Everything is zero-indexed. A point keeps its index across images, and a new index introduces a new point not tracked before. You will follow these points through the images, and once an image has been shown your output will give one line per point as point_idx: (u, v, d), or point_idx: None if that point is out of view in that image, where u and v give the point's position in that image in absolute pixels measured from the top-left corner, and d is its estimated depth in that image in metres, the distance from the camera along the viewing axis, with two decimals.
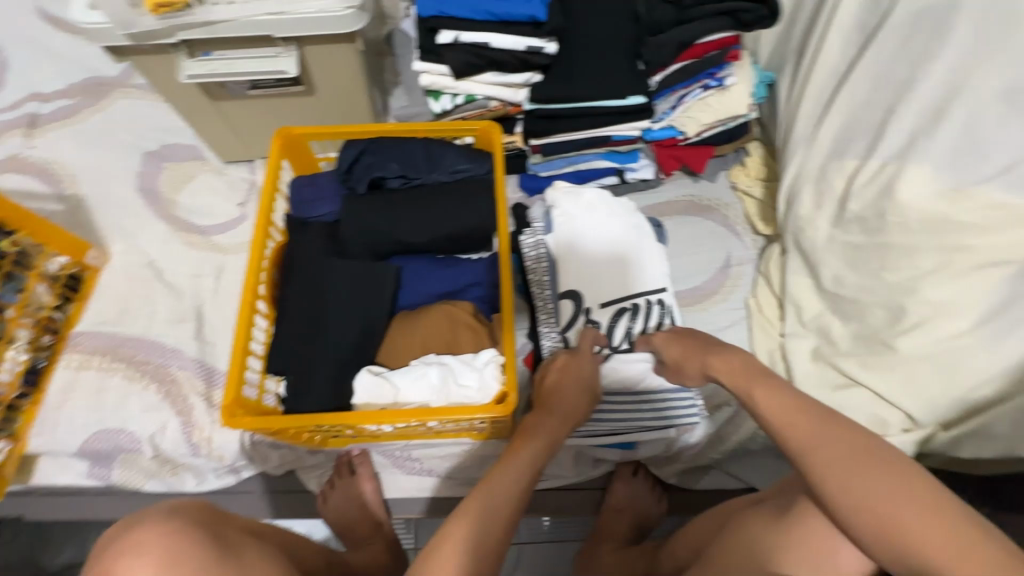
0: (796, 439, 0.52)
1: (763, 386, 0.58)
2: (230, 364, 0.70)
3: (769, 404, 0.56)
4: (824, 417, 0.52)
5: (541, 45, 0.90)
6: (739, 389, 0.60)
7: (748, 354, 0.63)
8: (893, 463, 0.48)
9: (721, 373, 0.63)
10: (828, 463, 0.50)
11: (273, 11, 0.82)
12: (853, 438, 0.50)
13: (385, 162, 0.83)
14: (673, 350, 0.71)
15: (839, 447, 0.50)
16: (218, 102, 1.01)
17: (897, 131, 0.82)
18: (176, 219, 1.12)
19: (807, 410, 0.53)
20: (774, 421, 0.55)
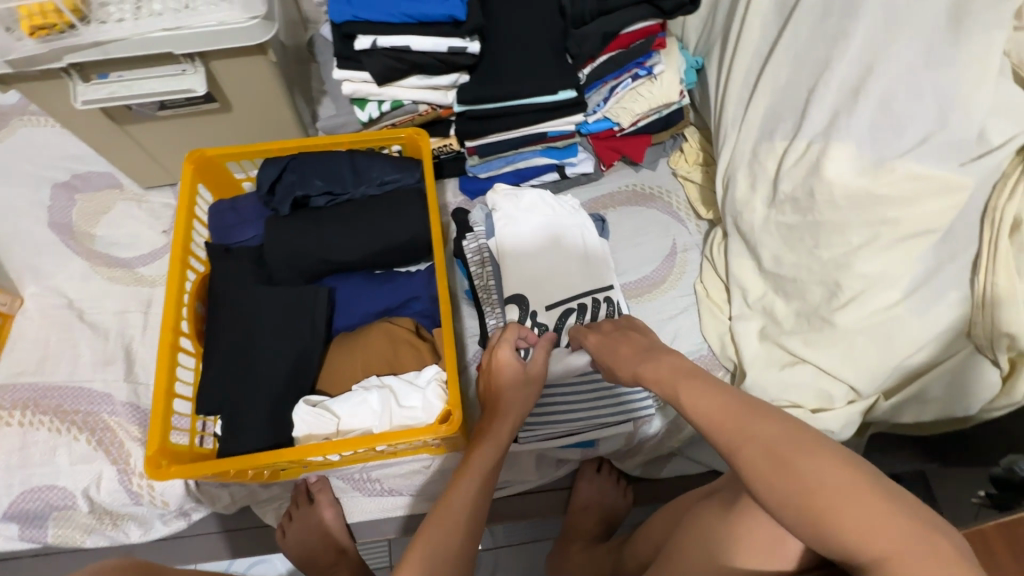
0: (722, 436, 0.51)
1: (689, 386, 0.57)
2: (151, 412, 0.66)
3: (694, 404, 0.55)
4: (747, 409, 0.52)
5: (464, 45, 0.88)
6: (667, 393, 0.59)
7: (675, 355, 0.63)
8: (813, 446, 0.47)
9: (651, 378, 0.62)
10: (752, 457, 0.49)
11: (166, 27, 0.77)
12: (775, 427, 0.50)
13: (308, 180, 0.80)
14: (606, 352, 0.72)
15: (762, 437, 0.49)
16: (127, 127, 0.95)
17: (819, 109, 0.82)
18: (95, 253, 1.05)
19: (729, 403, 0.53)
20: (701, 419, 0.54)
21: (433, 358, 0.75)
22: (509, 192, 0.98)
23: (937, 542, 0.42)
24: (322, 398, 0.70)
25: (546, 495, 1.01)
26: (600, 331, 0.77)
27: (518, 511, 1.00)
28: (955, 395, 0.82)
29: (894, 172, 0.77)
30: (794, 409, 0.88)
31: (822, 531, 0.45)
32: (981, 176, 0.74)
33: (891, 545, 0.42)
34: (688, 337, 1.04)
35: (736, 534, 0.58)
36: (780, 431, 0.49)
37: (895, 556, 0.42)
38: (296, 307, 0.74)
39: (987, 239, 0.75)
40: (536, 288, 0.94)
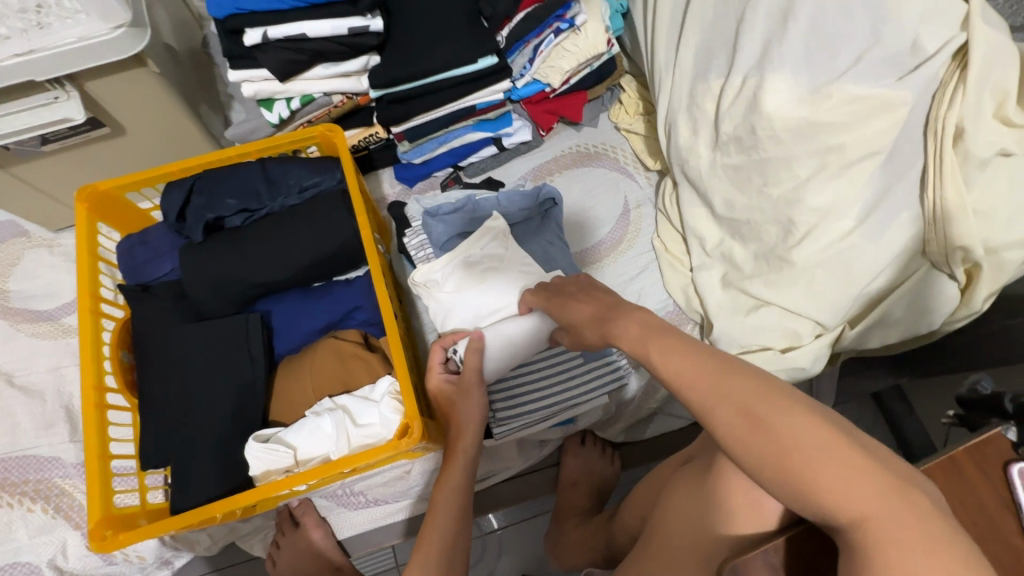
0: (695, 396, 0.48)
1: (660, 344, 0.51)
2: (86, 480, 0.61)
3: (668, 364, 0.50)
4: (721, 367, 0.48)
5: (365, 24, 0.80)
6: (638, 354, 0.53)
7: (644, 310, 0.56)
8: (787, 404, 0.45)
9: (622, 337, 0.55)
10: (727, 415, 0.46)
11: (19, 51, 0.68)
12: (752, 384, 0.46)
13: (219, 200, 0.74)
14: (579, 310, 0.63)
15: (739, 395, 0.46)
16: (10, 167, 0.85)
17: (750, 40, 0.78)
18: (13, 310, 0.97)
19: (701, 362, 0.49)
20: (672, 379, 0.49)
21: (386, 368, 0.71)
22: (427, 282, 0.83)
23: (912, 497, 0.41)
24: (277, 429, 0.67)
25: (536, 476, 1.00)
26: (577, 292, 0.66)
27: (510, 495, 0.99)
28: (916, 313, 0.82)
29: (831, 97, 0.74)
30: (764, 352, 0.88)
31: (799, 491, 0.43)
32: (919, 88, 0.71)
33: (869, 505, 0.41)
34: (653, 295, 1.01)
35: (719, 499, 0.56)
36: (755, 388, 0.46)
37: (872, 516, 0.40)
38: (226, 340, 0.69)
39: (932, 153, 0.72)
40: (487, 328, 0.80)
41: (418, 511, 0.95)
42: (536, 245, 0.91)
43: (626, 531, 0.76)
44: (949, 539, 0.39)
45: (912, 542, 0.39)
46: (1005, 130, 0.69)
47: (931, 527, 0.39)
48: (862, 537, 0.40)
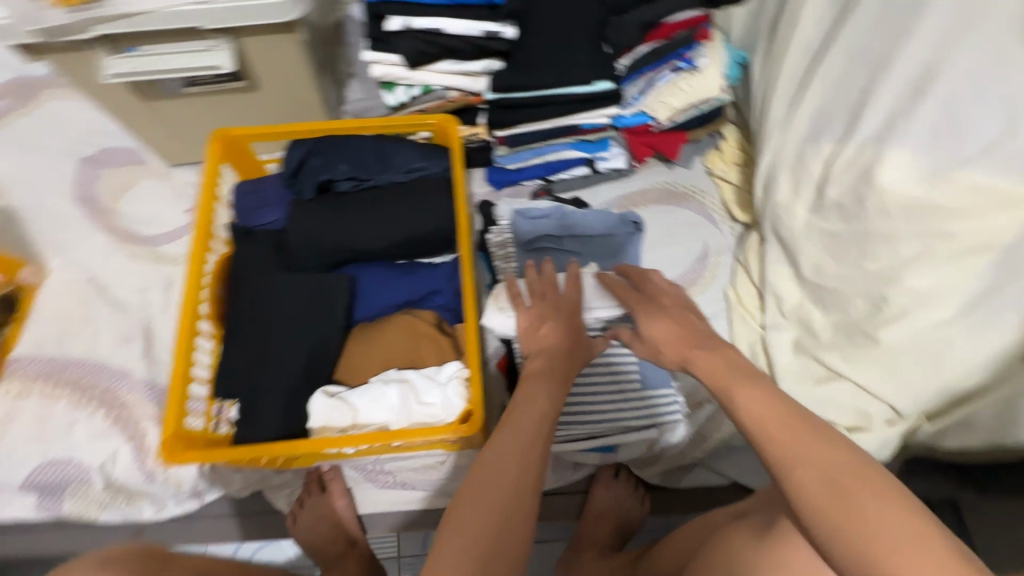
0: (774, 450, 0.48)
1: (745, 388, 0.53)
2: (168, 397, 0.65)
3: (750, 407, 0.52)
4: (806, 427, 0.48)
5: (498, 29, 0.85)
6: (718, 390, 0.56)
7: (732, 354, 0.59)
8: (874, 483, 0.44)
9: (703, 370, 0.58)
10: (804, 478, 0.46)
11: (196, 1, 0.75)
12: (836, 453, 0.46)
13: (333, 164, 0.77)
14: (658, 328, 0.65)
15: (821, 462, 0.46)
16: (153, 102, 0.93)
17: (874, 112, 0.78)
18: (120, 230, 1.05)
19: (786, 416, 0.50)
20: (750, 424, 0.51)
21: (455, 353, 0.72)
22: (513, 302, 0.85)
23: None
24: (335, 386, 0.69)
25: (561, 498, 0.98)
26: (658, 307, 0.68)
27: None
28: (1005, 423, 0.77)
29: (954, 182, 0.72)
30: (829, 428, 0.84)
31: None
32: None
33: None
34: None
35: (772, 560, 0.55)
36: (841, 459, 0.46)
37: None
38: (313, 295, 0.72)
39: None
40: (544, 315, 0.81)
41: (441, 505, 0.96)
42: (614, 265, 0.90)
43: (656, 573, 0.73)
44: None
45: None
46: None
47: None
48: None
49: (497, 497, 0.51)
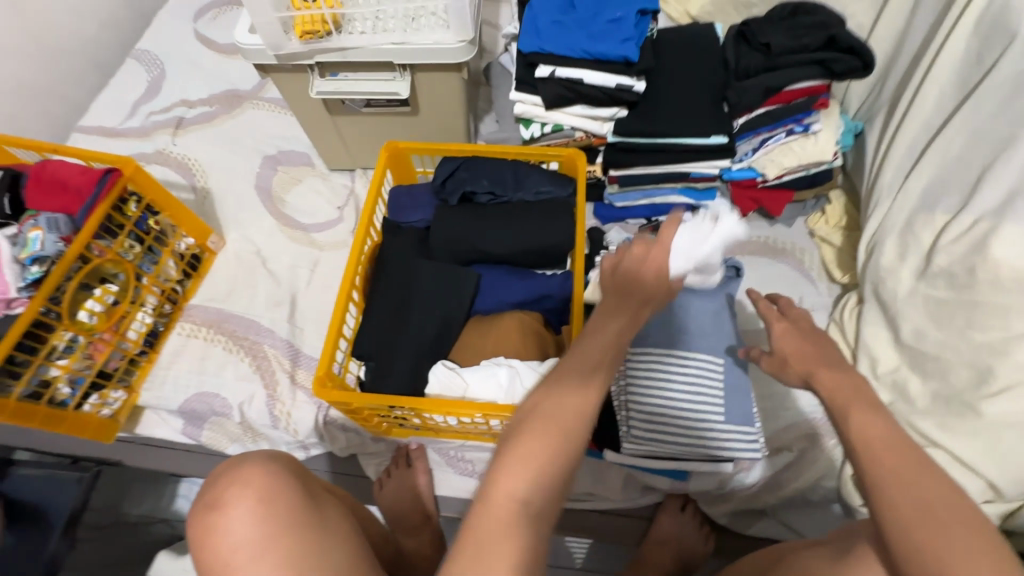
0: (880, 472, 0.53)
1: (863, 411, 0.57)
2: (324, 344, 0.77)
3: (863, 429, 0.55)
4: (917, 462, 0.53)
5: (631, 83, 0.98)
6: (835, 410, 0.59)
7: (858, 377, 0.60)
8: (970, 524, 0.49)
9: (825, 387, 0.61)
10: (900, 502, 0.51)
11: (396, 41, 0.94)
12: (940, 490, 0.51)
13: (476, 179, 0.91)
14: (788, 345, 0.65)
15: (925, 495, 0.51)
16: (335, 117, 1.14)
17: (994, 188, 0.80)
18: (284, 216, 1.26)
19: (899, 447, 0.54)
20: (857, 443, 0.55)
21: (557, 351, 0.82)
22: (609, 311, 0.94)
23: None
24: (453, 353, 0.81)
25: (625, 520, 1.02)
26: (798, 326, 0.67)
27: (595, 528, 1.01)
28: None
29: None
30: None
31: None
32: None
33: None
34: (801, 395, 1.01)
35: None
36: (944, 496, 0.50)
37: None
38: (446, 283, 0.84)
39: None
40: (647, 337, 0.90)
41: None
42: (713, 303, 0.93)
43: None
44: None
45: None
46: None
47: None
48: None
49: (558, 433, 0.51)
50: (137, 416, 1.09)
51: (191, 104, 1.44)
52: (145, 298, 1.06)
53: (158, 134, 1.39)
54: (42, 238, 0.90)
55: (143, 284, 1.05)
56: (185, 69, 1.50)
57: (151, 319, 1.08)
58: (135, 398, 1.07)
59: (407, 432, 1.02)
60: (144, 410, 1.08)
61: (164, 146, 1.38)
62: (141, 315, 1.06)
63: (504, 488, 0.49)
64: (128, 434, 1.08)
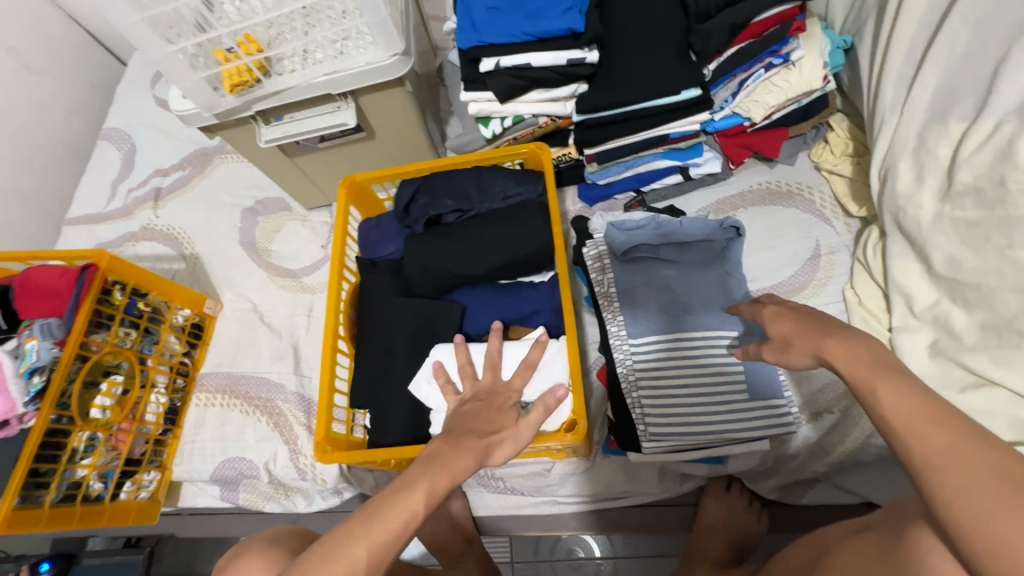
0: (923, 452, 0.46)
1: (890, 384, 0.50)
2: (318, 406, 0.76)
3: (896, 404, 0.49)
4: (971, 436, 0.45)
5: (583, 56, 0.90)
6: (858, 386, 0.53)
7: (876, 342, 0.55)
8: None
9: (839, 361, 0.55)
10: (964, 493, 0.43)
11: (328, 72, 0.90)
12: (1010, 465, 0.43)
13: (439, 200, 0.87)
14: (783, 327, 0.63)
15: (989, 474, 0.42)
16: (294, 158, 1.11)
17: (1012, 84, 0.69)
18: (273, 266, 1.26)
19: (947, 422, 0.46)
20: (892, 421, 0.49)
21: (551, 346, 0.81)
22: (609, 301, 0.89)
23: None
24: (443, 364, 0.76)
25: (671, 510, 0.97)
26: (788, 309, 0.65)
27: (641, 523, 0.96)
28: None
29: None
30: None
31: None
32: None
33: None
34: None
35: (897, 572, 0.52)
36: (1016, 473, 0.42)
37: None
38: (430, 316, 0.82)
39: None
40: (655, 323, 0.87)
41: (546, 511, 0.99)
42: (715, 274, 0.88)
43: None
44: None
45: None
46: None
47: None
48: None
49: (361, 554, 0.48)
50: (175, 491, 1.11)
51: (166, 172, 1.42)
52: (155, 378, 1.08)
53: (140, 210, 1.38)
54: (37, 347, 0.94)
55: (149, 366, 1.07)
56: (150, 137, 1.49)
57: (166, 397, 1.10)
58: (169, 475, 1.10)
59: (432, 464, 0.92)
60: (181, 484, 1.11)
61: (149, 221, 1.36)
62: (155, 396, 1.08)
63: (337, 560, 0.47)
64: (171, 509, 1.11)
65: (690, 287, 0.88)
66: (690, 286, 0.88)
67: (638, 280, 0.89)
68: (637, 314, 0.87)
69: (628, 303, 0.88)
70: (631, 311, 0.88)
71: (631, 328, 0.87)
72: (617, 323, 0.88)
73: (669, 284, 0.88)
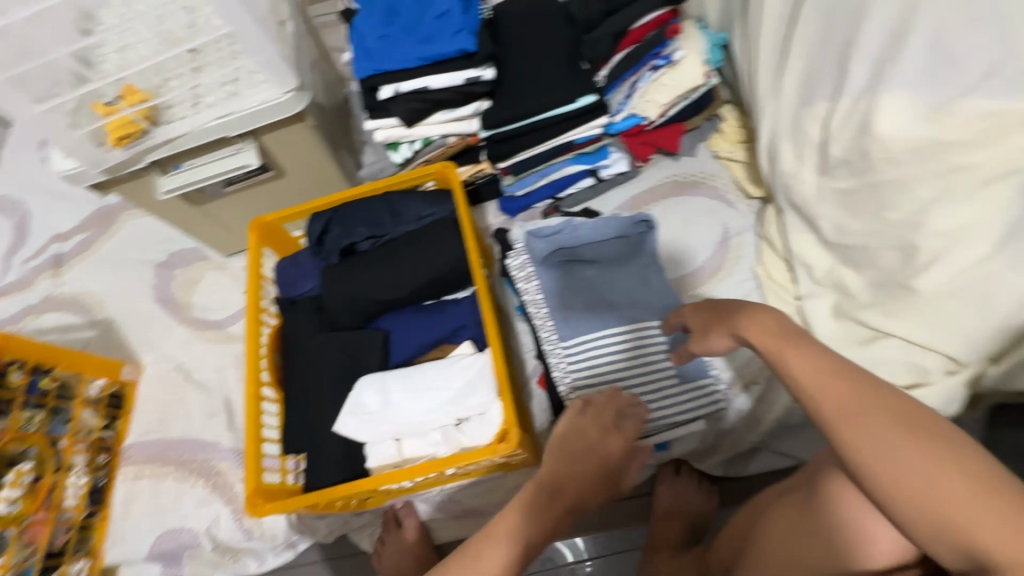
0: (830, 408, 0.50)
1: (797, 350, 0.54)
2: (245, 457, 0.74)
3: (802, 367, 0.53)
4: (866, 387, 0.50)
5: (479, 74, 0.92)
6: (770, 353, 0.57)
7: (780, 313, 0.59)
8: (937, 437, 0.46)
9: (752, 335, 0.59)
10: (871, 439, 0.47)
11: (222, 114, 0.87)
12: (902, 409, 0.48)
13: (352, 229, 0.86)
14: (701, 317, 0.69)
15: (886, 421, 0.47)
16: (202, 206, 1.07)
17: (861, 63, 0.76)
18: (194, 320, 1.19)
19: (846, 377, 0.51)
20: (804, 384, 0.52)
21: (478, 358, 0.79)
22: (536, 307, 0.91)
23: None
24: (371, 395, 0.74)
25: (628, 503, 0.99)
26: (702, 303, 0.71)
27: (602, 520, 0.98)
28: None
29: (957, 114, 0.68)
30: None
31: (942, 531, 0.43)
32: None
33: None
34: None
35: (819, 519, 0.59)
36: (907, 416, 0.47)
37: None
38: (356, 349, 0.80)
39: None
40: (583, 326, 0.88)
41: None
42: (633, 269, 0.92)
43: (716, 553, 0.74)
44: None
45: None
46: None
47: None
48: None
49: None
50: None
51: (66, 236, 1.31)
52: (71, 459, 1.01)
53: (38, 280, 1.28)
54: None
55: (62, 447, 1.00)
56: (42, 201, 1.38)
57: (87, 477, 1.02)
58: (100, 561, 1.01)
59: (384, 499, 0.91)
60: (116, 568, 1.02)
61: (50, 290, 1.26)
62: (73, 477, 1.00)
63: None
64: None
65: (612, 285, 0.91)
66: (612, 283, 0.91)
67: (562, 284, 0.91)
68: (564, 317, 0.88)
69: (555, 308, 0.89)
70: (559, 316, 0.89)
71: (560, 332, 0.88)
72: (548, 329, 0.90)
73: (591, 284, 0.91)
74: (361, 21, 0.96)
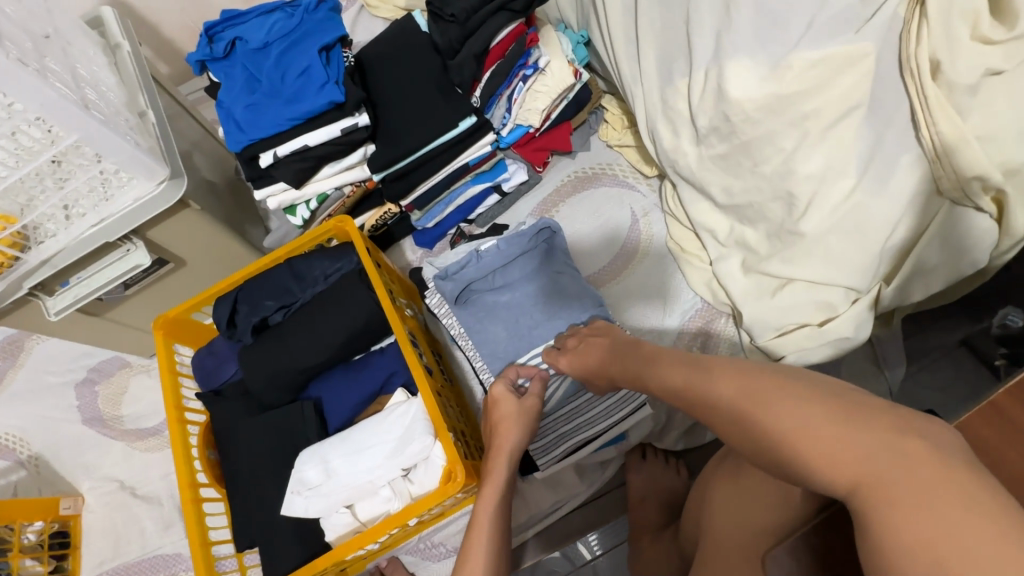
0: (693, 400, 0.57)
1: (660, 366, 0.63)
2: (194, 568, 0.71)
3: (671, 375, 0.61)
4: (710, 372, 0.56)
5: (354, 121, 0.91)
6: (647, 373, 0.65)
7: (646, 343, 0.70)
8: (771, 392, 0.49)
9: (633, 359, 0.69)
10: (723, 416, 0.53)
11: (94, 222, 0.85)
12: (737, 380, 0.53)
13: (260, 304, 0.84)
14: (583, 364, 0.77)
15: (727, 396, 0.53)
16: (105, 313, 1.02)
17: (703, 35, 0.79)
18: (129, 431, 1.13)
19: (694, 371, 0.58)
20: (676, 388, 0.59)
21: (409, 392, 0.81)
22: (465, 336, 0.93)
23: (906, 451, 0.41)
24: (312, 469, 0.72)
25: (604, 499, 1.00)
26: (582, 342, 0.79)
27: (584, 523, 0.98)
28: (953, 256, 0.78)
29: (792, 67, 0.73)
30: (801, 330, 0.86)
31: (812, 470, 0.44)
32: (881, 36, 0.69)
33: (858, 470, 0.42)
34: (678, 295, 1.03)
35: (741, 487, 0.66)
36: (739, 385, 0.52)
37: (864, 479, 0.42)
38: (289, 425, 0.78)
39: (914, 92, 0.69)
40: (509, 344, 0.89)
41: None
42: (545, 279, 0.92)
43: (685, 528, 0.78)
44: (995, 512, 0.36)
45: (904, 502, 0.39)
46: (989, 49, 0.64)
47: (955, 491, 0.38)
48: (865, 500, 0.41)
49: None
50: None
51: None
52: None
53: None
54: None
55: None
56: None
57: None
58: None
59: (361, 564, 0.88)
60: None
61: None
62: None
63: None
64: None
65: (526, 301, 0.91)
66: (526, 301, 0.91)
67: (481, 317, 0.91)
68: (495, 339, 0.90)
69: (482, 332, 0.91)
70: (486, 338, 0.90)
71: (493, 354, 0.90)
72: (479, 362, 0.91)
73: (507, 308, 0.91)
74: (224, 94, 0.95)
